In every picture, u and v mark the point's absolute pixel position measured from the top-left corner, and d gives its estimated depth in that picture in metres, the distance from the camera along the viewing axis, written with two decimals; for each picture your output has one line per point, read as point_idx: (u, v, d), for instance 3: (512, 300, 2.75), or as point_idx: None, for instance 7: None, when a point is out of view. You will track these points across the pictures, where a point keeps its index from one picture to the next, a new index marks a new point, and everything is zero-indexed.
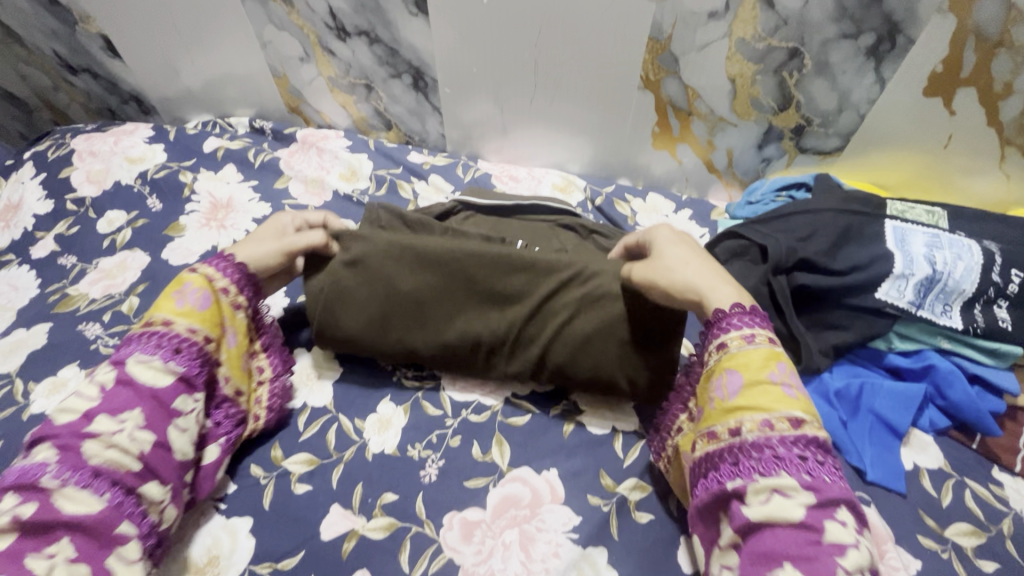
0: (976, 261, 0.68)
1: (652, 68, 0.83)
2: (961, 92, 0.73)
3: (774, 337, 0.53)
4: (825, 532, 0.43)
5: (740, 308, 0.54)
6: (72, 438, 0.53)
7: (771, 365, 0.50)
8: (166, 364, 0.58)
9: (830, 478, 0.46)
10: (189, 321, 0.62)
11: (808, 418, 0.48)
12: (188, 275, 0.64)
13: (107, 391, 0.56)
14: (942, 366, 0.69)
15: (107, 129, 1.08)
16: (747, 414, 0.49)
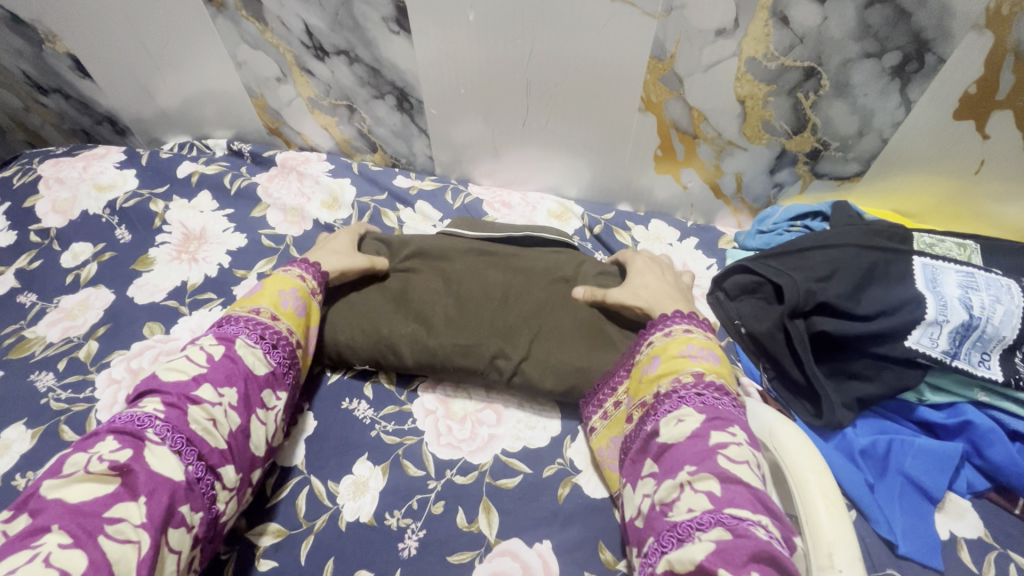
0: (1018, 304, 0.60)
1: (655, 89, 0.77)
2: (996, 115, 0.66)
3: (692, 327, 0.60)
4: (710, 437, 0.48)
5: (671, 312, 0.61)
6: (181, 399, 0.50)
7: (682, 344, 0.57)
8: (265, 356, 0.58)
9: (724, 409, 0.51)
10: (290, 322, 0.62)
11: (708, 372, 0.54)
12: (297, 277, 0.66)
13: (213, 361, 0.54)
14: (980, 422, 0.61)
15: (77, 154, 1.02)
16: (665, 378, 0.55)
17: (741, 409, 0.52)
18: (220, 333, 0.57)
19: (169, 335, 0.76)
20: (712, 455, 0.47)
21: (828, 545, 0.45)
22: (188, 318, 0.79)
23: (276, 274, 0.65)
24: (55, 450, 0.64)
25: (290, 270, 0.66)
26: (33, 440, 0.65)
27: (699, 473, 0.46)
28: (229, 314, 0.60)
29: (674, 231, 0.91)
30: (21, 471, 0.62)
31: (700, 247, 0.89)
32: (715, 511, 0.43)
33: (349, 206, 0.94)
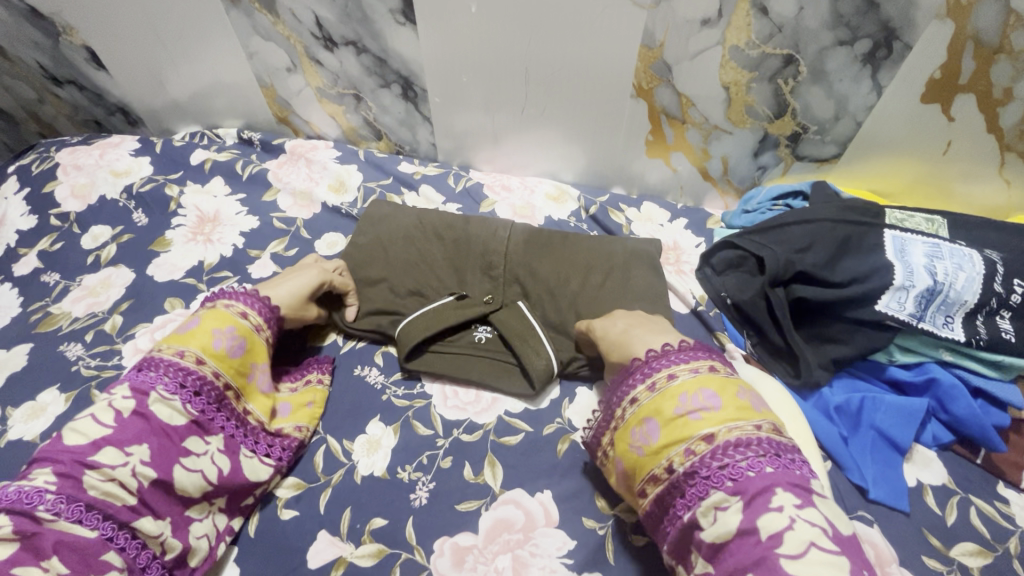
0: (978, 271, 0.67)
1: (646, 77, 0.82)
2: (960, 99, 0.72)
3: (673, 370, 0.56)
4: (761, 530, 0.45)
5: (653, 353, 0.58)
6: (71, 467, 0.51)
7: (675, 399, 0.53)
8: (183, 405, 0.58)
9: (756, 471, 0.48)
10: (217, 365, 0.61)
11: (718, 431, 0.50)
12: (233, 312, 0.65)
13: (113, 423, 0.54)
14: (945, 379, 0.67)
15: (93, 142, 1.06)
16: (673, 450, 0.51)
17: (786, 455, 0.49)
18: (132, 384, 0.57)
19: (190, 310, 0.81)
20: (772, 554, 0.44)
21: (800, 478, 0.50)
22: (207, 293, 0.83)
23: (209, 310, 0.65)
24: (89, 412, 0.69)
25: (216, 303, 0.66)
26: (67, 403, 0.70)
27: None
28: (153, 353, 0.60)
29: (665, 213, 0.96)
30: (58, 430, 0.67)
31: (690, 227, 0.94)
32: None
33: (355, 191, 0.98)
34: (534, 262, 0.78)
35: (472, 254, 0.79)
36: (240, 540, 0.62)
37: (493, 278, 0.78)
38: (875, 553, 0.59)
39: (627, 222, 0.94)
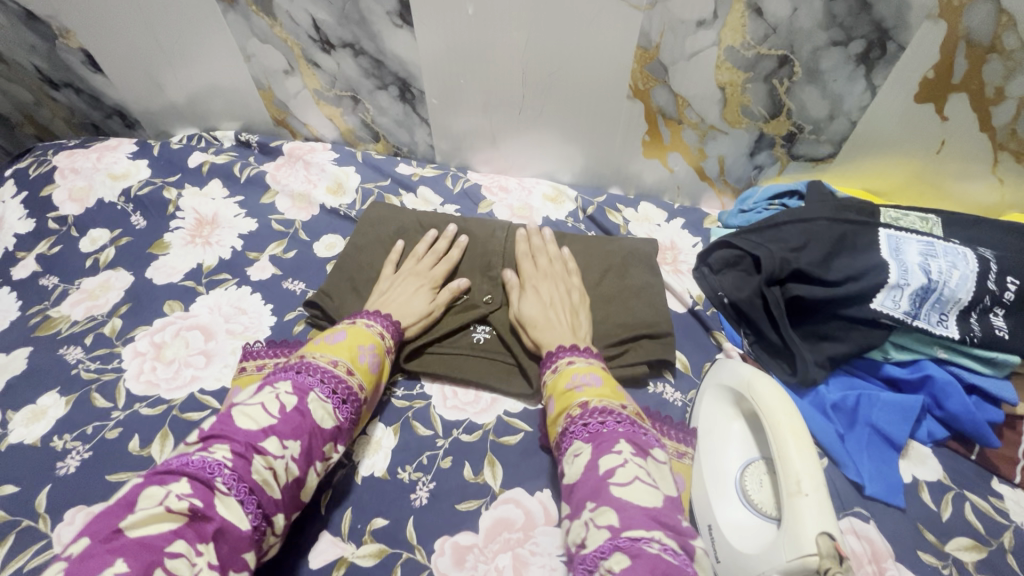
0: (971, 269, 0.67)
1: (642, 77, 0.82)
2: (953, 98, 0.73)
3: (587, 357, 0.65)
4: (600, 467, 0.52)
5: (563, 348, 0.67)
6: (244, 449, 0.50)
7: (570, 377, 0.63)
8: (334, 410, 0.58)
9: (607, 428, 0.55)
10: (361, 377, 0.63)
11: (591, 398, 0.59)
12: (366, 328, 0.68)
13: (276, 414, 0.54)
14: (939, 376, 0.68)
15: (90, 145, 1.06)
16: (561, 415, 0.60)
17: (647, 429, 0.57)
18: (294, 382, 0.57)
19: (189, 312, 0.81)
20: (606, 486, 0.50)
21: (796, 474, 0.51)
22: (206, 296, 0.83)
23: (352, 328, 0.67)
24: (89, 415, 0.69)
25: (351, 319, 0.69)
26: (67, 407, 0.70)
27: (599, 508, 0.49)
28: (303, 358, 0.61)
29: (662, 213, 0.97)
30: (58, 433, 0.68)
31: (686, 227, 0.95)
32: (615, 536, 0.47)
33: (354, 192, 0.99)
34: (531, 266, 0.80)
35: (473, 254, 0.84)
36: None
37: (492, 279, 0.82)
38: (870, 549, 0.60)
39: (625, 222, 0.95)
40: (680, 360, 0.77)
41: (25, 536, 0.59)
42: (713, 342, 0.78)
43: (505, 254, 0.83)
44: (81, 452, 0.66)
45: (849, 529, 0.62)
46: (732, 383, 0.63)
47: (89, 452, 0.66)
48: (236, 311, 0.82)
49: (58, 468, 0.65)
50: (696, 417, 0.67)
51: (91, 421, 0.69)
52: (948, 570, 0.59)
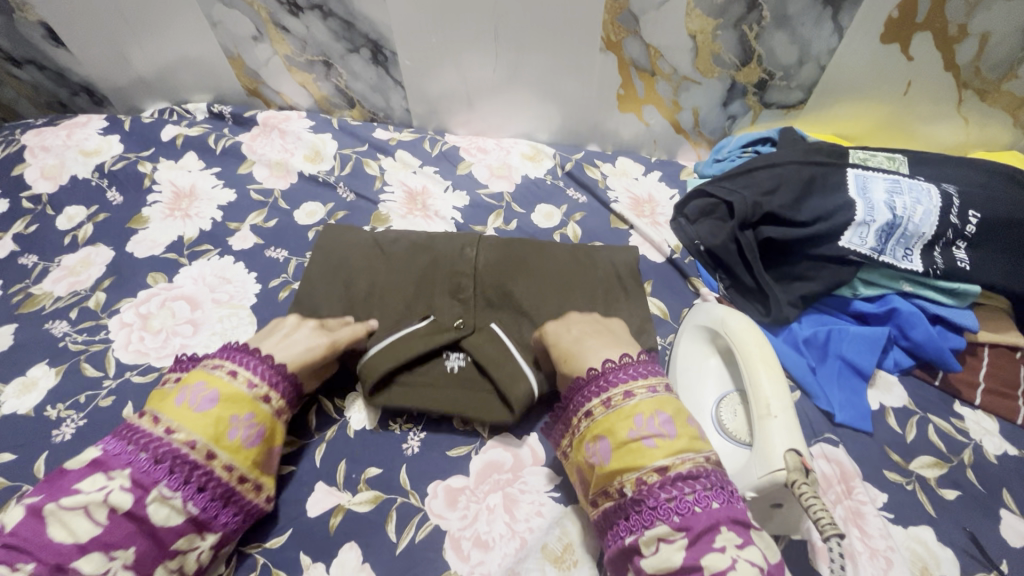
0: (934, 204, 0.70)
1: (613, 29, 0.82)
2: (918, 37, 0.75)
3: (653, 386, 0.56)
4: (703, 564, 0.45)
5: (614, 365, 0.59)
6: (52, 571, 0.46)
7: (630, 421, 0.53)
8: (184, 503, 0.52)
9: (701, 506, 0.48)
10: (229, 459, 0.55)
11: (671, 463, 0.50)
12: (244, 389, 0.58)
13: (99, 521, 0.48)
14: (905, 308, 0.71)
15: (59, 123, 1.04)
16: (625, 475, 0.51)
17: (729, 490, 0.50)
18: (133, 472, 0.50)
19: (172, 284, 0.81)
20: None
21: (766, 398, 0.54)
22: (189, 267, 0.83)
23: (227, 390, 0.57)
24: (81, 384, 0.70)
25: (222, 364, 0.59)
26: (58, 377, 0.71)
27: None
28: (150, 424, 0.53)
29: (639, 166, 0.98)
30: (51, 403, 0.69)
31: (664, 179, 0.96)
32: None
33: (331, 159, 0.98)
34: (506, 281, 0.75)
35: (441, 275, 0.76)
36: None
37: (462, 300, 0.74)
38: (839, 470, 0.64)
39: (603, 177, 0.96)
40: (658, 307, 0.79)
41: None
42: (690, 288, 0.81)
43: (475, 274, 0.76)
44: (76, 420, 0.67)
45: (820, 454, 0.65)
46: (707, 325, 0.66)
47: (83, 419, 0.67)
48: (220, 280, 0.82)
49: (53, 435, 0.66)
50: (674, 356, 0.69)
51: (83, 391, 0.70)
52: (912, 486, 0.63)
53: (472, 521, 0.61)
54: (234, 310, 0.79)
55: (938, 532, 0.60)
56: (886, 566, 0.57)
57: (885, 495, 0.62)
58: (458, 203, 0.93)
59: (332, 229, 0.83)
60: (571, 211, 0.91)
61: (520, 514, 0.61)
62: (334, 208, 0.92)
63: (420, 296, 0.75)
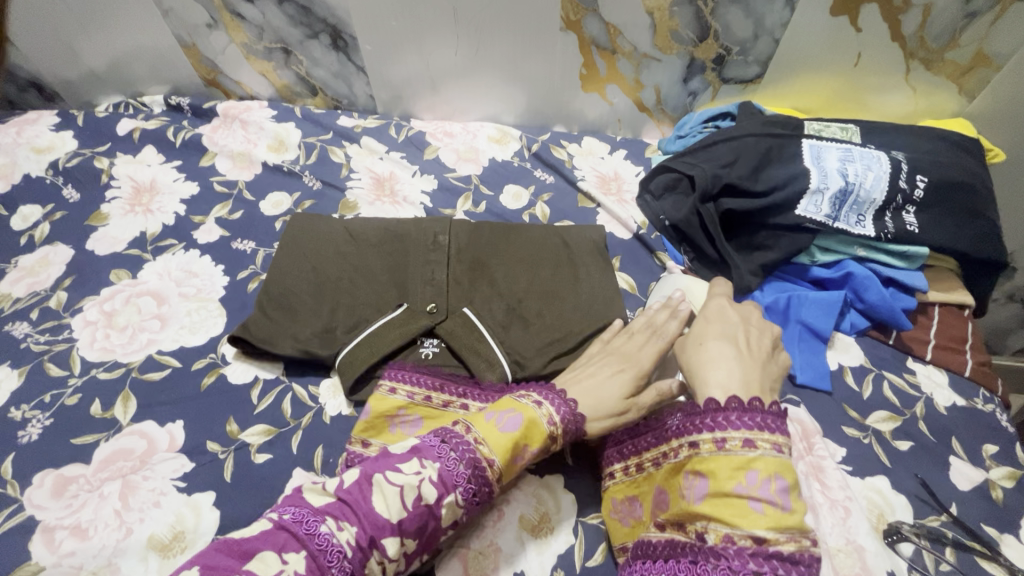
0: (884, 170, 0.73)
1: (572, 8, 0.83)
2: (865, 9, 0.77)
3: (784, 445, 0.48)
4: None
5: (738, 404, 0.50)
6: (366, 542, 0.47)
7: (743, 473, 0.46)
8: (454, 504, 0.51)
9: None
10: (490, 445, 0.53)
11: (772, 537, 0.44)
12: (546, 423, 0.56)
13: (411, 508, 0.49)
14: (859, 272, 0.74)
15: (7, 121, 1.01)
16: (715, 525, 0.46)
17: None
18: (441, 470, 0.51)
19: (137, 280, 0.80)
20: None
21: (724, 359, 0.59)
22: (154, 263, 0.82)
23: (533, 418, 0.55)
24: (45, 384, 0.69)
25: (528, 394, 0.59)
26: (21, 378, 0.70)
27: None
28: (462, 431, 0.55)
29: (605, 145, 0.99)
30: (15, 404, 0.67)
31: (629, 157, 0.97)
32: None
33: (296, 148, 0.97)
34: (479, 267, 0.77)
35: (414, 264, 0.76)
36: (216, 485, 0.62)
37: (436, 286, 0.74)
38: (801, 428, 0.66)
39: (569, 157, 0.97)
40: (624, 281, 0.81)
41: None
42: (655, 263, 0.83)
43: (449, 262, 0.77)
44: (42, 420, 0.66)
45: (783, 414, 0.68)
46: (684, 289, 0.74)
47: (50, 419, 0.66)
48: (187, 275, 0.81)
49: (19, 437, 0.65)
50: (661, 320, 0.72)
51: (48, 390, 0.69)
52: (868, 439, 0.66)
53: None
54: (203, 304, 0.78)
55: (892, 480, 0.63)
56: (845, 514, 0.59)
57: (843, 449, 0.65)
58: (426, 187, 0.92)
59: (299, 219, 0.82)
60: (539, 192, 0.92)
61: (497, 487, 0.63)
62: (301, 197, 0.91)
63: (394, 285, 0.75)
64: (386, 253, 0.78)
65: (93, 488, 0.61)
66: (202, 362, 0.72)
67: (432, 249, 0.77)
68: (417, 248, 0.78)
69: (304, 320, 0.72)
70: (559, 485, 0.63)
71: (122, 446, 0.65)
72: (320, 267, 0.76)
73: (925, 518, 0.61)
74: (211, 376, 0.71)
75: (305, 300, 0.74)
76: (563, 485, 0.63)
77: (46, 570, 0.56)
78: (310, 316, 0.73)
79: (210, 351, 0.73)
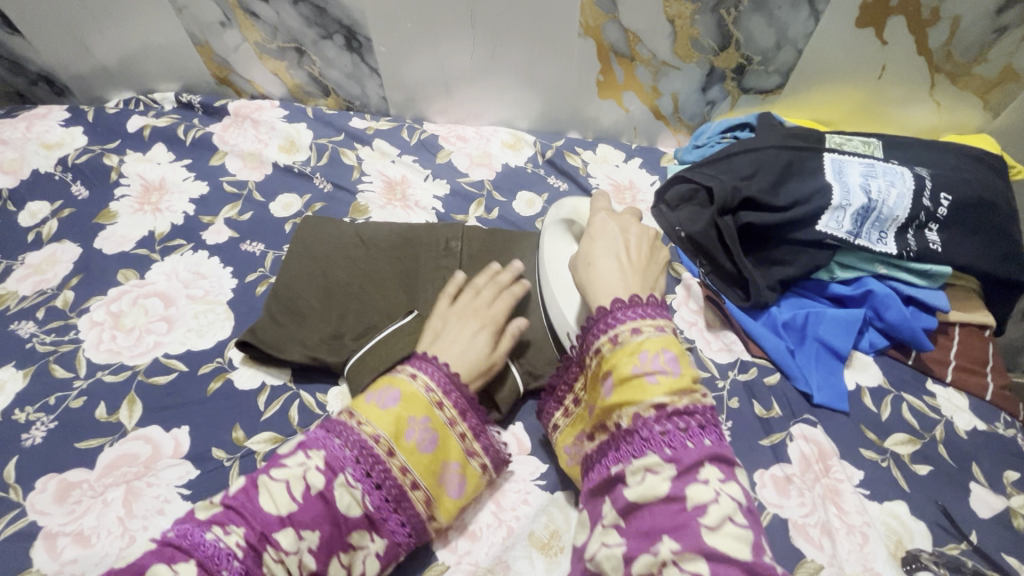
0: (908, 187, 0.72)
1: (592, 14, 0.81)
2: (892, 22, 0.76)
3: (667, 326, 0.49)
4: (686, 498, 0.41)
5: (621, 303, 0.50)
6: (257, 539, 0.47)
7: (633, 357, 0.47)
8: (357, 491, 0.52)
9: (693, 442, 0.44)
10: (407, 459, 0.54)
11: (671, 400, 0.45)
12: (423, 392, 0.57)
13: (299, 498, 0.49)
14: (879, 290, 0.72)
15: (18, 115, 1.00)
16: (624, 409, 0.47)
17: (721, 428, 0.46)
18: (327, 455, 0.52)
19: (145, 280, 0.79)
20: (690, 524, 0.40)
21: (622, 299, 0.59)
22: (162, 263, 0.81)
23: (410, 391, 0.57)
24: (51, 386, 0.68)
25: (403, 367, 0.59)
26: (26, 379, 0.69)
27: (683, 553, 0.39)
28: (348, 419, 0.54)
29: (620, 153, 0.98)
30: (20, 406, 0.67)
31: (644, 166, 0.96)
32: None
33: (307, 149, 0.96)
34: None
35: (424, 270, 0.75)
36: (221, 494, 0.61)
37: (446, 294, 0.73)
38: (818, 449, 0.65)
39: (584, 164, 0.95)
40: None
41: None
42: (670, 274, 0.81)
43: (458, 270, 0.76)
44: (47, 423, 0.65)
45: (799, 435, 0.66)
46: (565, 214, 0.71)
47: (54, 422, 0.65)
48: (195, 276, 0.80)
49: (23, 439, 0.64)
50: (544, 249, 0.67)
51: (53, 392, 0.68)
52: (886, 463, 0.65)
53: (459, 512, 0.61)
54: (210, 307, 0.77)
55: (911, 506, 0.62)
56: (862, 541, 0.58)
57: (861, 472, 0.64)
58: (438, 192, 0.91)
59: (310, 220, 0.81)
60: (553, 199, 0.91)
61: (506, 503, 0.62)
62: (312, 199, 0.90)
63: (403, 291, 0.74)
64: (396, 259, 0.77)
65: (96, 494, 0.60)
66: (209, 366, 0.71)
67: (442, 257, 0.77)
68: (428, 255, 0.77)
69: (313, 326, 0.71)
70: (569, 502, 0.62)
71: (127, 451, 0.64)
72: (328, 272, 0.75)
73: (945, 546, 0.59)
74: (218, 381, 0.70)
75: (312, 306, 0.73)
76: (574, 503, 0.62)
77: None
78: (318, 322, 0.72)
79: (218, 355, 0.72)
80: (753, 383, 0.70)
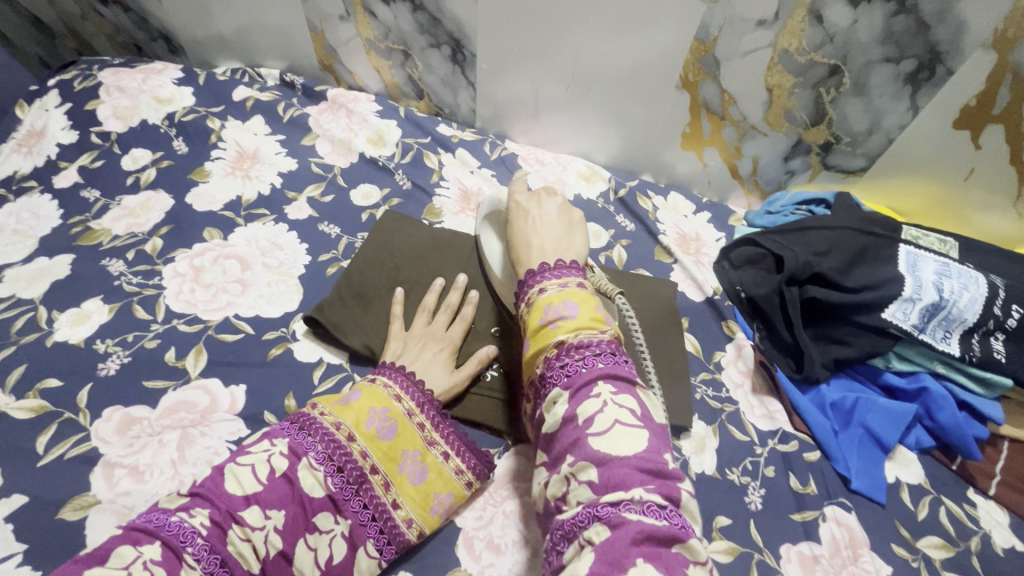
0: (981, 293, 0.71)
1: (693, 69, 0.84)
2: (989, 128, 0.76)
3: (581, 282, 0.54)
4: (579, 413, 0.44)
5: (544, 266, 0.57)
6: (224, 517, 0.49)
7: (540, 310, 0.52)
8: (323, 477, 0.55)
9: (587, 367, 0.46)
10: (367, 444, 0.58)
11: (571, 335, 0.48)
12: (383, 388, 0.62)
13: (263, 480, 0.52)
14: (935, 390, 0.72)
15: (136, 66, 1.07)
16: (537, 359, 0.50)
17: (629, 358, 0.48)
18: (290, 442, 0.56)
19: (226, 241, 0.83)
20: (585, 439, 0.42)
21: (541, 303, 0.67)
22: (244, 228, 0.85)
23: (369, 387, 0.62)
24: (130, 324, 0.73)
25: (367, 376, 0.65)
26: (110, 314, 0.73)
27: (579, 464, 0.41)
28: (311, 411, 0.59)
29: (690, 204, 1.00)
30: (101, 337, 0.71)
31: (713, 221, 0.98)
32: (594, 504, 0.40)
33: (393, 145, 1.00)
34: None
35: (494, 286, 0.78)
36: None
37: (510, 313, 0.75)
38: (849, 536, 0.65)
39: (654, 209, 0.98)
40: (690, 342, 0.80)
41: (68, 428, 0.63)
42: (724, 331, 0.82)
43: None
44: (121, 357, 0.70)
45: (831, 517, 0.66)
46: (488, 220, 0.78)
47: (128, 358, 0.70)
48: (272, 246, 0.84)
49: (98, 369, 0.68)
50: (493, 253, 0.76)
51: (131, 330, 0.72)
52: (917, 563, 0.64)
53: (486, 523, 0.63)
54: (282, 278, 0.80)
55: None
56: None
57: (890, 568, 0.63)
58: None
59: (393, 214, 0.85)
60: (618, 235, 0.93)
61: (534, 524, 0.63)
62: (390, 194, 0.94)
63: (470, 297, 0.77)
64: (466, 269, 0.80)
65: (154, 433, 0.64)
66: (273, 334, 0.74)
67: None
68: None
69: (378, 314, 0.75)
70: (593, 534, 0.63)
71: (186, 399, 0.67)
72: (399, 266, 0.79)
73: None
74: (279, 349, 0.73)
75: (379, 296, 0.76)
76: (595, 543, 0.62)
77: (101, 504, 0.58)
78: (382, 312, 0.75)
79: (282, 325, 0.76)
80: (792, 456, 0.71)
